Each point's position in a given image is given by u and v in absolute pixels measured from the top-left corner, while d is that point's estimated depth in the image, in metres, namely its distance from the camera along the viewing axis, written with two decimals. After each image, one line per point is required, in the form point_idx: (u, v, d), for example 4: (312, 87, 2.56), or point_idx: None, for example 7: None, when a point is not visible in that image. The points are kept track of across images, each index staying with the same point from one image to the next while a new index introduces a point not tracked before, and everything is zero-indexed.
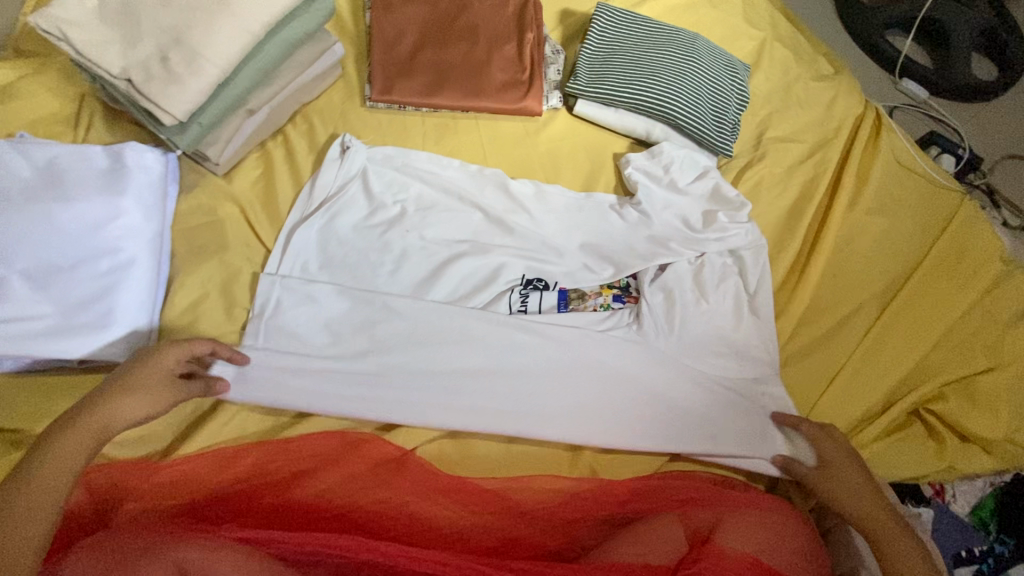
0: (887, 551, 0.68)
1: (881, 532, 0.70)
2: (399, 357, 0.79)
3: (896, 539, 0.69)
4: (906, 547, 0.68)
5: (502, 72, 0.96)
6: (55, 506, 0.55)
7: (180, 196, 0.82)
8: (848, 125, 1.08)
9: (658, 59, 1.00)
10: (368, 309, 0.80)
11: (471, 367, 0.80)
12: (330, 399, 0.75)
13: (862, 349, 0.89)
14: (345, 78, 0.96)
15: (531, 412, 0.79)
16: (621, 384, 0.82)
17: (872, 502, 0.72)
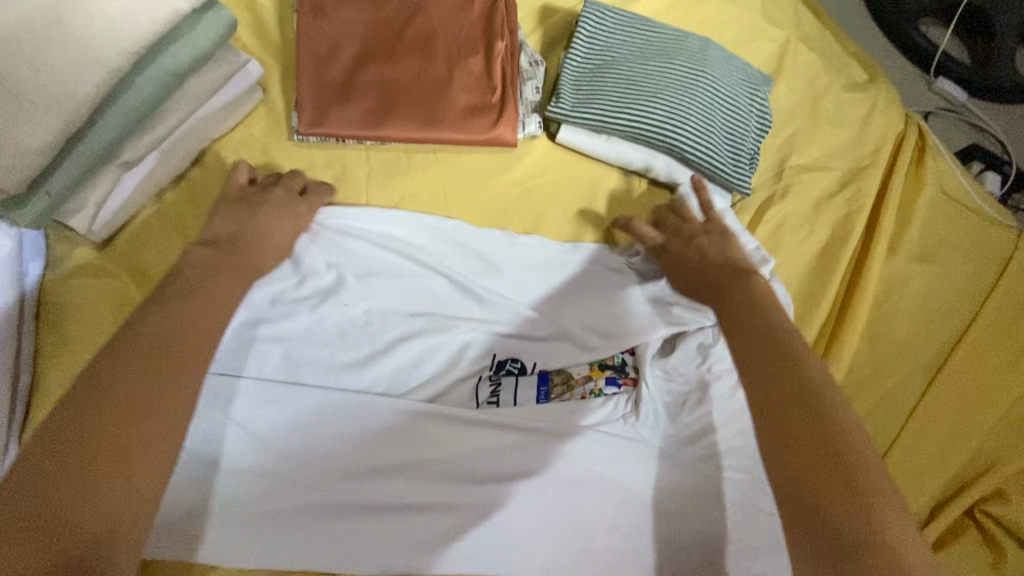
0: (810, 424, 0.50)
1: (819, 442, 0.49)
2: (336, 483, 0.62)
3: (825, 428, 0.50)
4: (842, 450, 0.48)
5: (466, 93, 0.77)
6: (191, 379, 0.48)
7: (47, 274, 0.64)
8: (887, 146, 0.90)
9: (660, 72, 0.80)
10: (297, 421, 0.64)
11: (425, 489, 0.62)
12: (249, 547, 0.59)
13: (905, 437, 0.74)
14: (268, 103, 0.76)
15: (509, 544, 0.61)
16: (619, 498, 0.64)
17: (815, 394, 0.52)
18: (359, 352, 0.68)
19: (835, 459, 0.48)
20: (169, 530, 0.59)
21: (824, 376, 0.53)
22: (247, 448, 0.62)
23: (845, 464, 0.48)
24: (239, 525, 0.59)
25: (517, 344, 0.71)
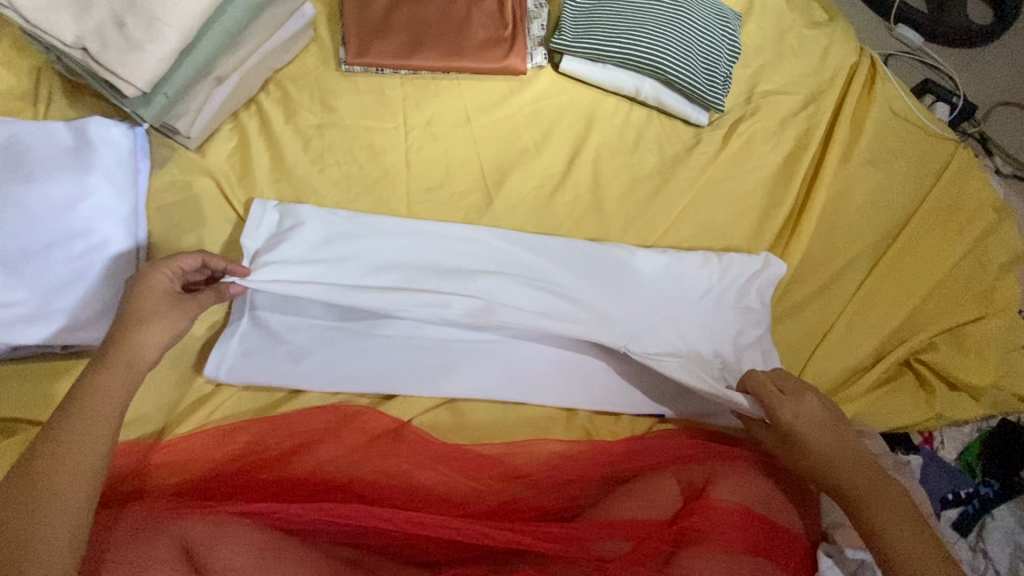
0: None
1: (898, 545, 0.59)
2: (393, 330, 0.77)
3: (897, 535, 0.60)
4: (924, 559, 0.58)
5: (482, 29, 0.92)
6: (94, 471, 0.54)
7: (152, 172, 0.79)
8: (843, 73, 1.05)
9: (645, 11, 0.96)
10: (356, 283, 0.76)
11: (466, 335, 0.79)
12: (333, 373, 0.75)
13: (854, 305, 0.89)
14: (318, 40, 0.91)
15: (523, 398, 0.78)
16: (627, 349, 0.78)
17: (884, 493, 0.63)
18: (408, 236, 0.82)
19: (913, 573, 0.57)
20: (255, 373, 0.73)
21: (853, 474, 0.64)
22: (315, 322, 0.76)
23: (901, 539, 0.59)
24: (322, 355, 0.75)
25: (539, 239, 0.85)
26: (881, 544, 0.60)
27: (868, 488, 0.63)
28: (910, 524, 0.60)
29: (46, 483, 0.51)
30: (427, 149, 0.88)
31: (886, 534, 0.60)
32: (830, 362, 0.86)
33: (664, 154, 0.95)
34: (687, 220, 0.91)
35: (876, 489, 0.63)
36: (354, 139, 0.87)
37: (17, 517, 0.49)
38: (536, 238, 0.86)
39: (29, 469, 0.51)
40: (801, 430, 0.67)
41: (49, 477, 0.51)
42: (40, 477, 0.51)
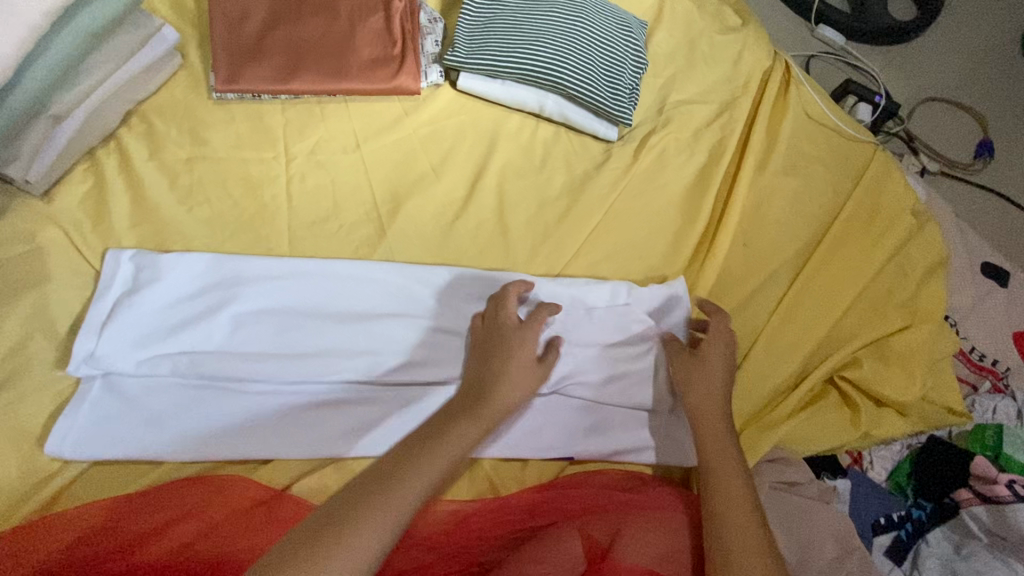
0: (716, 526, 0.62)
1: (724, 494, 0.64)
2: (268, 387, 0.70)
3: (725, 487, 0.65)
4: (737, 515, 0.63)
5: (369, 48, 0.86)
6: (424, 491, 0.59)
7: None
8: (756, 79, 1.02)
9: (544, 22, 0.90)
10: (228, 340, 0.70)
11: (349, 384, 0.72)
12: (197, 440, 0.66)
13: (775, 322, 0.86)
14: (188, 67, 0.84)
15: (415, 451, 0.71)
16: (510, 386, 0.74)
17: (727, 449, 0.68)
18: (283, 279, 0.74)
19: (726, 522, 0.62)
20: (101, 445, 0.65)
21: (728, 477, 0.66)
22: (173, 384, 0.68)
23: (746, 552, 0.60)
24: (187, 419, 0.67)
25: (431, 273, 0.78)
26: (710, 493, 0.65)
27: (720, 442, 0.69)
28: (738, 484, 0.65)
29: (362, 511, 0.55)
30: (312, 180, 0.82)
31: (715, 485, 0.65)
32: (752, 384, 0.82)
33: (573, 173, 0.90)
34: (597, 242, 0.86)
35: (719, 447, 0.68)
36: (229, 173, 0.79)
37: (332, 536, 0.53)
38: (428, 270, 0.78)
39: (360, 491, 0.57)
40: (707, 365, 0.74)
41: (379, 493, 0.57)
42: (345, 504, 0.55)
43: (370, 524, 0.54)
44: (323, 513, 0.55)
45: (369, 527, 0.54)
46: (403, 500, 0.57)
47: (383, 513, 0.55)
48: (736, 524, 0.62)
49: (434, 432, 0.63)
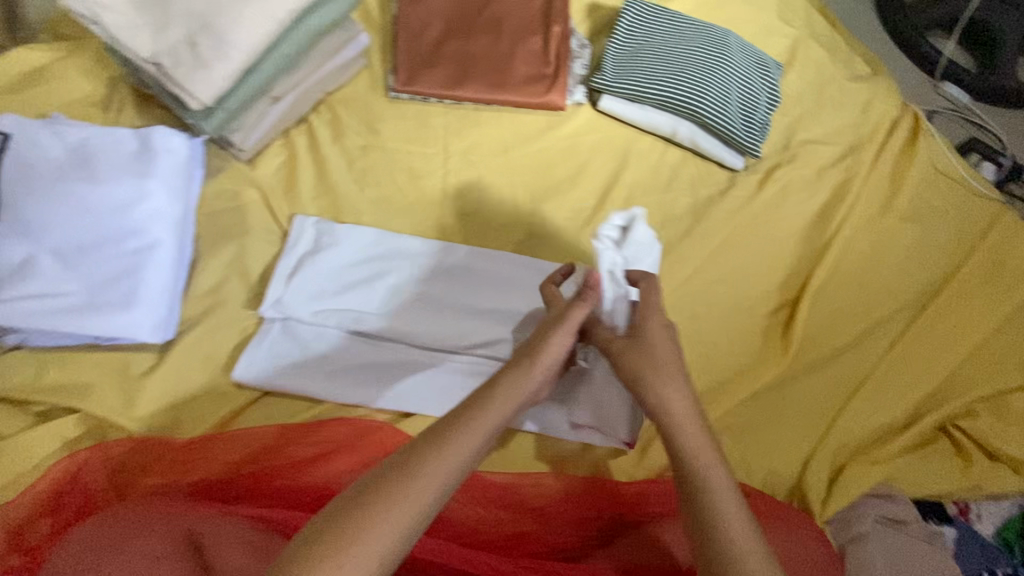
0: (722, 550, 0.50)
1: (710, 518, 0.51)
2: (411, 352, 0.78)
3: (718, 494, 0.52)
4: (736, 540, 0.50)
5: (527, 65, 0.95)
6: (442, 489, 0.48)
7: (205, 180, 0.83)
8: (884, 127, 1.04)
9: (687, 55, 0.97)
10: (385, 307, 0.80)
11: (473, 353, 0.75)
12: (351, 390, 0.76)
13: (887, 362, 0.87)
14: (371, 67, 0.96)
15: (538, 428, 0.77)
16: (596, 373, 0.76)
17: (718, 474, 0.53)
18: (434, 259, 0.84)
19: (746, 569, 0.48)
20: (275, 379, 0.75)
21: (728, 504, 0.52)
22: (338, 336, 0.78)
23: None
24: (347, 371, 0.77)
25: (561, 268, 0.85)
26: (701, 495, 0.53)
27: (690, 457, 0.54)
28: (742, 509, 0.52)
29: (380, 497, 0.46)
30: (465, 176, 0.91)
31: (705, 498, 0.52)
32: (857, 418, 0.84)
33: (697, 196, 0.96)
34: (716, 261, 0.91)
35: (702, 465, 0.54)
36: (395, 162, 0.90)
37: (330, 545, 0.43)
38: (559, 266, 0.85)
39: (364, 488, 0.47)
40: (650, 348, 0.61)
41: (397, 493, 0.46)
42: (371, 484, 0.47)
43: (399, 511, 0.46)
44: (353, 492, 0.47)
45: (377, 534, 0.44)
46: (422, 501, 0.47)
47: (397, 515, 0.45)
48: (753, 559, 0.49)
49: (464, 411, 0.53)
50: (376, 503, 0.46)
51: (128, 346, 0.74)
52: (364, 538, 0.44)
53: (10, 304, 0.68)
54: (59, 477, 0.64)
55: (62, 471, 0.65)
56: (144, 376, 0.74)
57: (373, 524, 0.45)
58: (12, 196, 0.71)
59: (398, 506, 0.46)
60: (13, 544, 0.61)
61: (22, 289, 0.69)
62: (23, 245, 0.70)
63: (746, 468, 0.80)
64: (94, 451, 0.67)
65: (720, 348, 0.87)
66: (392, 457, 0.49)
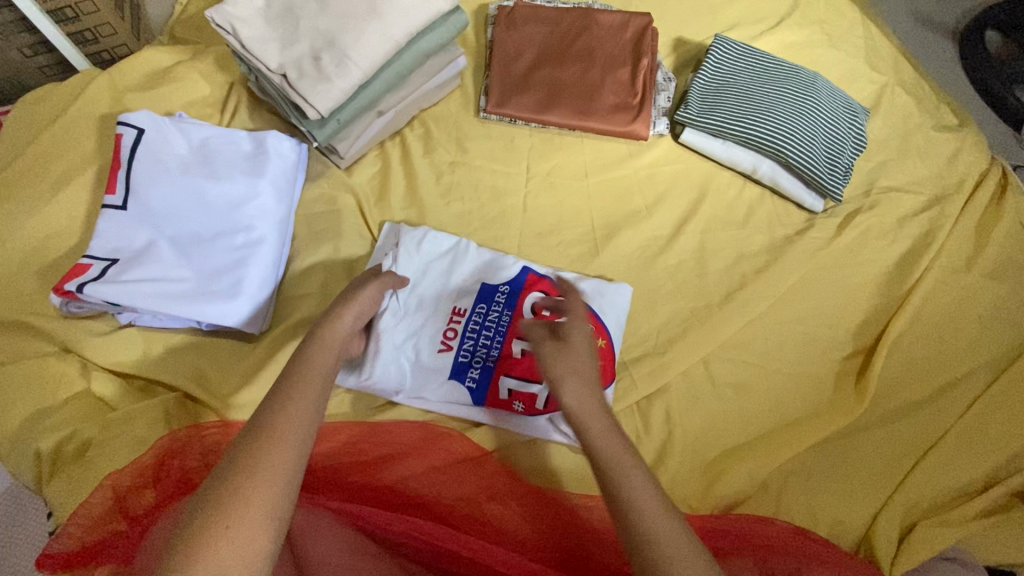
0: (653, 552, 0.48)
1: (630, 489, 0.51)
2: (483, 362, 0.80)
3: (629, 478, 0.51)
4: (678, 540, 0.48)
5: (613, 95, 0.98)
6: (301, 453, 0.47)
7: (305, 183, 0.89)
8: (971, 180, 1.02)
9: (773, 95, 0.98)
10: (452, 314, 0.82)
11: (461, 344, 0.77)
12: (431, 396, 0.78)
13: (965, 421, 0.84)
14: (463, 88, 1.01)
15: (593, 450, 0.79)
16: (483, 362, 0.80)
17: (634, 471, 0.52)
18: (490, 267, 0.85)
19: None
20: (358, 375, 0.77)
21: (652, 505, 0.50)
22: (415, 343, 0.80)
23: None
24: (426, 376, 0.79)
25: (512, 266, 0.86)
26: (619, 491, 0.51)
27: (590, 424, 0.56)
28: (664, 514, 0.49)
29: (250, 460, 0.45)
30: (546, 197, 0.94)
31: (611, 474, 0.52)
32: (931, 475, 0.81)
33: (773, 234, 0.96)
34: (790, 301, 0.91)
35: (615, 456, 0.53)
36: (481, 179, 0.94)
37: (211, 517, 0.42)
38: (512, 263, 0.86)
39: (234, 456, 0.46)
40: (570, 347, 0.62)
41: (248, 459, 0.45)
42: (232, 452, 0.46)
43: (276, 474, 0.45)
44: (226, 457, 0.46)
45: (252, 501, 0.43)
46: (287, 465, 0.46)
47: (258, 480, 0.44)
48: (668, 540, 0.48)
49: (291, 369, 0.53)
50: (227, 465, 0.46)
51: (225, 334, 0.79)
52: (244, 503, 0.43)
53: (126, 286, 0.71)
54: (159, 453, 0.68)
55: (162, 448, 0.69)
56: (237, 363, 0.78)
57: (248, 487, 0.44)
58: (140, 186, 0.77)
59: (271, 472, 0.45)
60: (117, 513, 0.64)
61: (138, 272, 0.73)
62: (146, 232, 0.76)
63: (811, 515, 0.78)
64: (192, 434, 0.71)
65: (790, 389, 0.86)
66: (252, 421, 0.48)
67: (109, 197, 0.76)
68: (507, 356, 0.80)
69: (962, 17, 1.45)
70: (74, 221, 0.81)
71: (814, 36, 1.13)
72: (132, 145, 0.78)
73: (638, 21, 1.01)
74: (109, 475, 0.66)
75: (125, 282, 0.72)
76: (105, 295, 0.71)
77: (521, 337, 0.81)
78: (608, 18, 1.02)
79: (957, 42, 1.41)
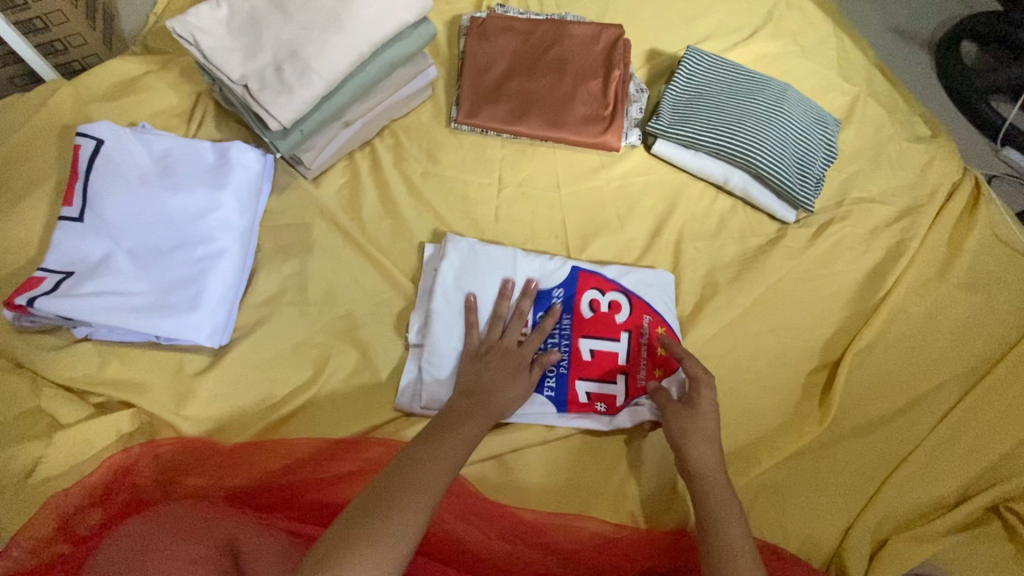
0: None
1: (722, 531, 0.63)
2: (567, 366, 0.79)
3: (727, 531, 0.63)
4: None
5: (585, 106, 0.98)
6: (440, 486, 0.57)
7: (272, 194, 0.88)
8: (943, 190, 1.02)
9: (746, 106, 0.98)
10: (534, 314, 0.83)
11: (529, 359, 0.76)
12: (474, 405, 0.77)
13: (938, 434, 0.84)
14: (434, 99, 1.01)
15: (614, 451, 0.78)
16: (557, 371, 0.80)
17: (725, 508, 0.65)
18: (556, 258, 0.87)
19: None
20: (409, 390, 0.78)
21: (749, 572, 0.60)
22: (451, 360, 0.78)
23: None
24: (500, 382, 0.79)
25: (563, 268, 0.86)
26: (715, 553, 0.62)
27: (706, 482, 0.67)
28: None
29: (410, 481, 0.55)
30: (516, 208, 0.93)
31: (702, 506, 0.66)
32: (903, 490, 0.80)
33: (746, 245, 0.95)
34: (762, 312, 0.90)
35: (722, 501, 0.65)
36: (451, 189, 0.93)
37: (367, 518, 0.51)
38: (562, 265, 0.86)
39: (391, 475, 0.56)
40: (703, 417, 0.71)
41: (406, 482, 0.55)
42: (396, 474, 0.56)
43: (425, 490, 0.55)
44: (373, 496, 0.54)
45: (402, 513, 0.52)
46: (428, 488, 0.55)
47: (410, 498, 0.53)
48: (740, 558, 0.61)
49: (447, 422, 0.65)
50: (385, 482, 0.55)
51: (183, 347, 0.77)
52: (381, 540, 0.50)
53: (79, 299, 0.70)
54: (109, 473, 0.67)
55: (111, 467, 0.67)
56: (195, 377, 0.76)
57: (385, 531, 0.51)
58: (97, 198, 0.76)
59: (404, 512, 0.52)
60: (62, 534, 0.62)
61: (94, 285, 0.72)
62: (103, 244, 0.74)
63: (783, 531, 0.77)
64: (145, 450, 0.69)
65: (761, 401, 0.85)
66: (408, 452, 0.59)
67: (66, 210, 0.75)
68: (579, 362, 0.80)
69: (938, 30, 1.46)
70: (33, 233, 0.80)
71: (787, 47, 1.14)
72: (90, 157, 0.77)
73: (610, 33, 1.02)
74: (55, 494, 0.64)
75: (77, 295, 0.70)
76: (57, 308, 0.69)
77: (585, 338, 0.81)
78: (580, 29, 1.02)
79: (932, 54, 1.43)
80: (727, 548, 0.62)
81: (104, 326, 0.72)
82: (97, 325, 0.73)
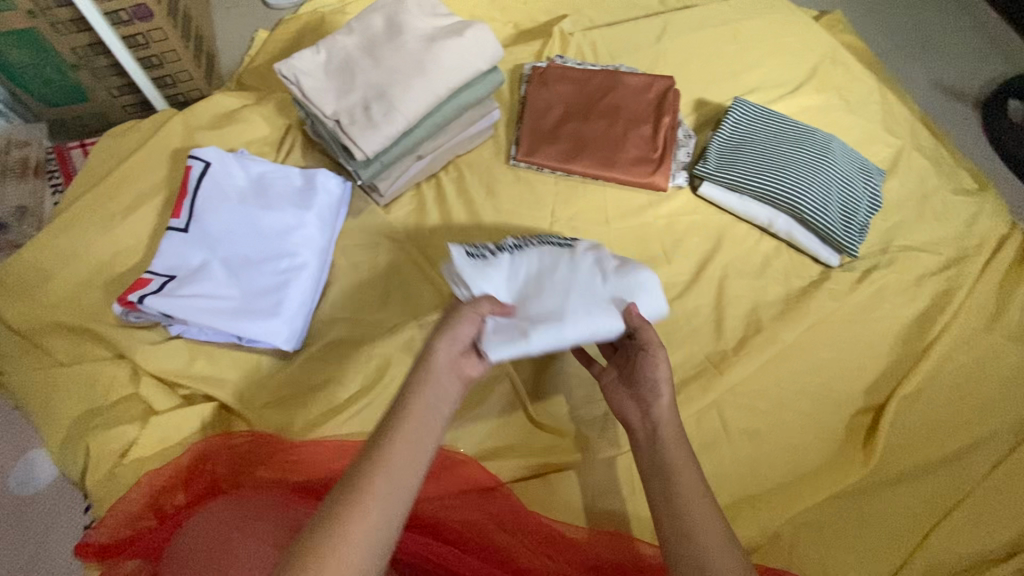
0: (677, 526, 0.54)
1: (691, 524, 0.53)
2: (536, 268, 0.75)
3: (668, 450, 0.59)
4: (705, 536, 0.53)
5: (635, 148, 1.04)
6: (411, 472, 0.53)
7: (347, 218, 0.97)
8: (990, 244, 1.03)
9: (789, 154, 1.03)
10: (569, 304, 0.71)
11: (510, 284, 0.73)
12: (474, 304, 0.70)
13: (987, 484, 0.83)
14: (495, 138, 1.10)
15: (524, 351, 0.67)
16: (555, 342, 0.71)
17: (670, 416, 0.62)
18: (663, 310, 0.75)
19: (682, 540, 0.53)
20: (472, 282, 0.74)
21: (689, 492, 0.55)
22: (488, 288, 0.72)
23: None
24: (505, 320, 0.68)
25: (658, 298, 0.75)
26: (657, 471, 0.58)
27: (661, 422, 0.61)
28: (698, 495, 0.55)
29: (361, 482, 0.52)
30: (567, 240, 1.00)
31: (654, 446, 0.60)
32: (951, 539, 0.79)
33: (790, 286, 0.98)
34: (805, 350, 0.92)
35: (671, 421, 0.61)
36: (508, 221, 1.00)
37: (330, 534, 0.49)
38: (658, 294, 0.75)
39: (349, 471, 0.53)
40: (642, 361, 0.66)
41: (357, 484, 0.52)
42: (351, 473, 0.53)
43: (388, 491, 0.52)
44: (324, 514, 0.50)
45: (365, 527, 0.49)
46: (392, 489, 0.52)
47: (369, 505, 0.50)
48: (692, 500, 0.55)
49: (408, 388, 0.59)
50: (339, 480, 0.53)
51: (261, 351, 0.84)
52: (342, 555, 0.48)
53: (181, 300, 0.79)
54: (191, 461, 0.73)
55: (191, 455, 0.73)
56: (268, 380, 0.83)
57: (346, 541, 0.48)
58: (201, 212, 0.86)
59: (363, 535, 0.49)
60: (149, 511, 0.69)
61: (193, 289, 0.80)
62: (202, 254, 0.84)
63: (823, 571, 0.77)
64: (221, 442, 0.75)
65: (803, 439, 0.86)
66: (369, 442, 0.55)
67: (174, 221, 0.85)
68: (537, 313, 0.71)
69: (984, 88, 1.49)
70: (140, 242, 0.90)
71: (832, 101, 1.19)
72: (199, 176, 0.87)
73: (662, 83, 1.09)
74: (146, 474, 0.71)
75: (183, 295, 0.79)
76: (161, 307, 0.78)
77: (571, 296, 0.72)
78: (633, 79, 1.10)
79: (979, 111, 1.45)
80: (670, 465, 0.57)
81: (197, 326, 0.80)
82: (190, 326, 0.81)
